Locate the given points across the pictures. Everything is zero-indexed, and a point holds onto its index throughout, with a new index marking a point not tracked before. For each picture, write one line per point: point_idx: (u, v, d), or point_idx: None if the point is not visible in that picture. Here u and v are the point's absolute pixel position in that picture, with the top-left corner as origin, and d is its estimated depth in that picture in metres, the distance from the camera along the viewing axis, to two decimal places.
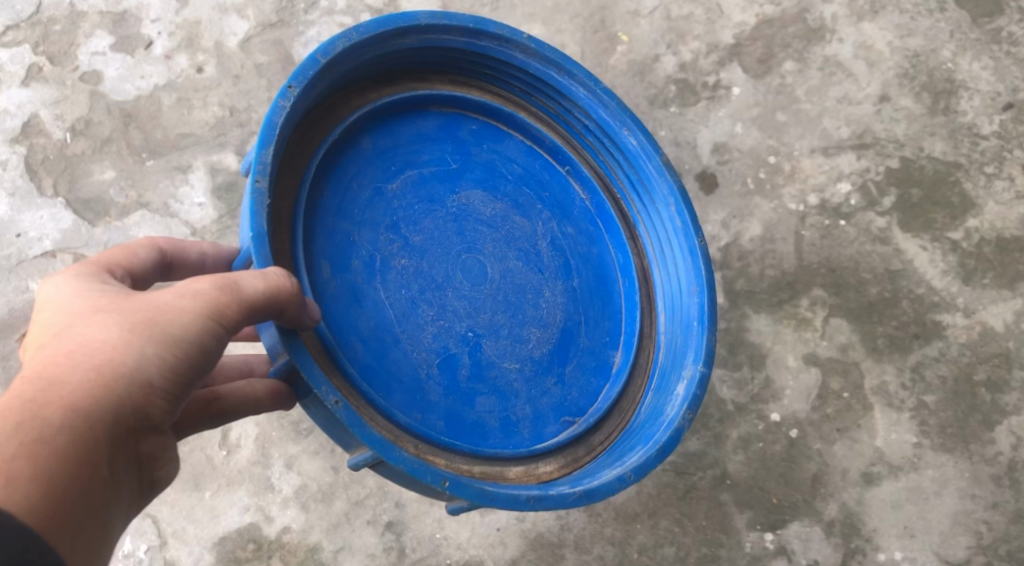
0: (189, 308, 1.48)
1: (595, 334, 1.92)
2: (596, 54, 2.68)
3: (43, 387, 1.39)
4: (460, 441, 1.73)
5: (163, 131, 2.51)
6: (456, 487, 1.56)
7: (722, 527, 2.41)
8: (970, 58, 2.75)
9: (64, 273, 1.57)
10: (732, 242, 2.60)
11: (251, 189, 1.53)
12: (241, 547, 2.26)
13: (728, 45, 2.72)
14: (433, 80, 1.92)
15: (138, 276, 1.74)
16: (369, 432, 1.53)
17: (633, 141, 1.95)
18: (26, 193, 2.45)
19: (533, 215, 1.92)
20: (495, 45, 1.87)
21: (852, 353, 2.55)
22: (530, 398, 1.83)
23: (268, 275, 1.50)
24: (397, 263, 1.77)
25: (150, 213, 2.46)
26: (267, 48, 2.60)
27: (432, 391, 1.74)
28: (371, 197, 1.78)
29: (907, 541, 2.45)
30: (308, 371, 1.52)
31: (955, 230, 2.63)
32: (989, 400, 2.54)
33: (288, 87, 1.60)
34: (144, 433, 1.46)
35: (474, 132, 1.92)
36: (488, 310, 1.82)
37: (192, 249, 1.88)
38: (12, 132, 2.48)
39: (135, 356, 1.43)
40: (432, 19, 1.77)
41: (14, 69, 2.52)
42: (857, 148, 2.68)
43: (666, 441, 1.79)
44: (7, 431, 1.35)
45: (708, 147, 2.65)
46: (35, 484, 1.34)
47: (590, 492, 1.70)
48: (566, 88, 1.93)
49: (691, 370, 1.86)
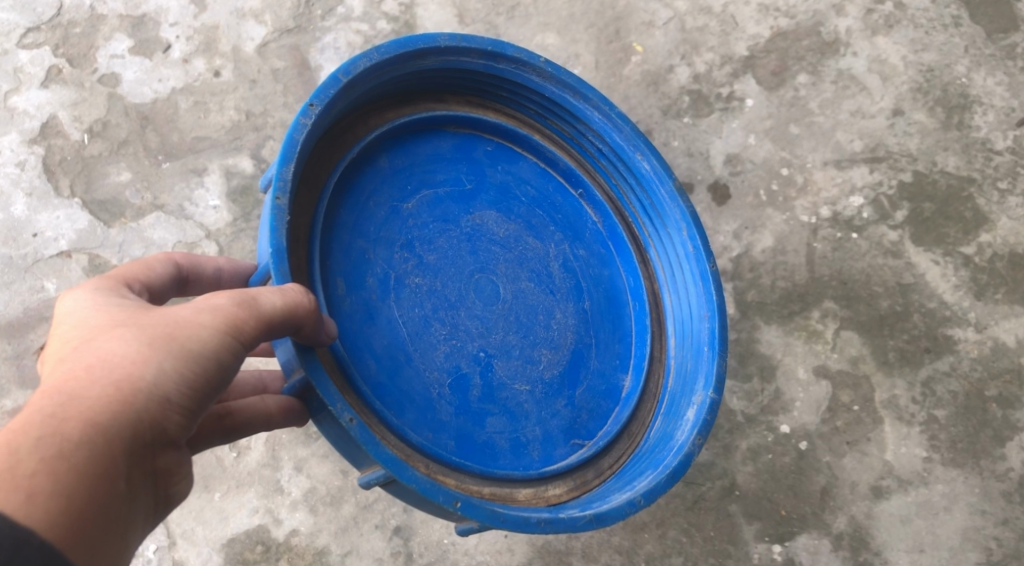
0: (207, 323, 1.49)
1: (605, 356, 1.92)
2: (611, 64, 2.70)
3: (63, 402, 1.39)
4: (470, 461, 1.72)
5: (180, 134, 2.53)
6: (468, 508, 1.55)
7: (730, 538, 2.41)
8: (984, 73, 2.75)
9: (83, 285, 1.58)
10: (743, 253, 2.60)
11: (271, 206, 1.54)
12: (249, 549, 2.26)
13: (742, 57, 2.73)
14: (449, 101, 1.92)
15: (155, 291, 1.75)
16: (383, 451, 1.52)
17: (646, 165, 1.96)
18: (43, 193, 2.47)
19: (545, 237, 1.92)
20: (514, 68, 1.89)
21: (863, 366, 2.55)
22: (540, 419, 1.82)
23: (286, 290, 1.51)
24: (411, 281, 1.77)
25: (165, 215, 2.48)
26: (284, 54, 2.63)
27: (443, 411, 1.73)
28: (386, 215, 1.78)
29: (916, 556, 2.43)
30: (323, 389, 1.52)
31: (967, 245, 2.63)
32: (1001, 416, 2.53)
33: (310, 105, 1.61)
34: (160, 448, 1.47)
35: (489, 153, 1.93)
36: (500, 330, 1.82)
37: (208, 265, 1.89)
38: (31, 133, 2.51)
39: (154, 371, 1.44)
40: (452, 41, 1.79)
41: (34, 71, 2.55)
42: (870, 161, 2.68)
43: (676, 466, 1.78)
44: (27, 445, 1.34)
45: (721, 158, 2.65)
46: (55, 499, 1.33)
47: (600, 516, 1.69)
48: (581, 111, 1.94)
49: (701, 396, 1.86)
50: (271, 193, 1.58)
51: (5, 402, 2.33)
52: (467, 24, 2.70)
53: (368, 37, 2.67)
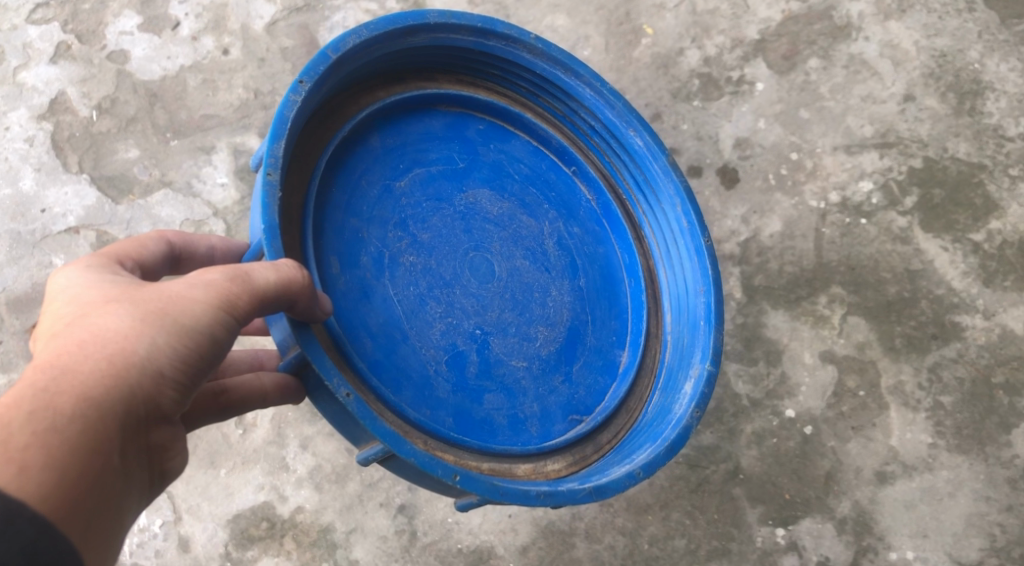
0: (200, 298, 1.48)
1: (602, 333, 1.92)
2: (620, 46, 2.69)
3: (56, 376, 1.39)
4: (469, 437, 1.72)
5: (188, 112, 2.53)
6: (467, 481, 1.55)
7: (734, 521, 2.41)
8: (998, 59, 2.73)
9: (75, 263, 1.56)
10: (751, 238, 2.60)
11: (263, 181, 1.52)
12: (254, 525, 2.28)
13: (753, 40, 2.72)
14: (439, 79, 1.91)
15: (147, 268, 1.74)
16: (381, 425, 1.51)
17: (639, 141, 1.96)
18: (52, 168, 2.47)
19: (540, 215, 1.91)
20: (504, 45, 1.88)
21: (869, 351, 2.54)
22: (537, 396, 1.82)
23: (280, 266, 1.49)
24: (405, 260, 1.75)
25: (173, 192, 2.48)
26: (293, 33, 2.62)
27: (440, 388, 1.73)
28: (380, 194, 1.76)
29: (919, 541, 2.44)
30: (320, 364, 1.51)
31: (977, 232, 2.62)
32: (1007, 403, 2.52)
33: (299, 82, 1.59)
34: (154, 424, 1.48)
35: (481, 132, 1.92)
36: (496, 308, 1.82)
37: (201, 244, 1.87)
38: (39, 108, 2.51)
39: (147, 346, 1.44)
40: (441, 18, 1.78)
41: (43, 47, 2.55)
42: (880, 147, 2.66)
43: (674, 438, 1.78)
44: (19, 419, 1.35)
45: (730, 142, 2.64)
46: (48, 472, 1.34)
47: (600, 489, 1.69)
48: (573, 88, 1.94)
49: (698, 369, 1.86)
50: (262, 169, 1.56)
51: (13, 375, 2.34)
52: (477, 5, 2.69)
53: (377, 16, 2.67)
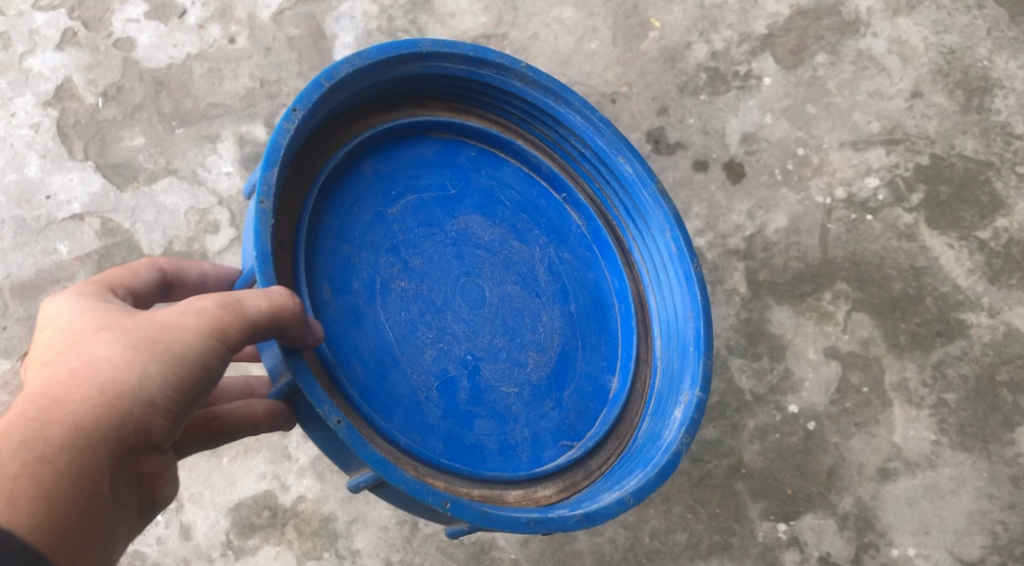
0: (191, 325, 1.47)
1: (592, 358, 1.90)
2: (628, 39, 2.68)
3: (47, 406, 1.37)
4: (459, 463, 1.70)
5: (193, 100, 2.53)
6: (458, 508, 1.53)
7: (735, 515, 2.41)
8: (1007, 56, 2.72)
9: (67, 290, 1.56)
10: (757, 233, 2.59)
11: (256, 209, 1.51)
12: (256, 514, 2.28)
13: (761, 35, 2.71)
14: (432, 106, 1.90)
15: (139, 296, 1.73)
16: (372, 452, 1.50)
17: (628, 168, 1.93)
18: (57, 155, 2.47)
19: (530, 241, 1.90)
20: (495, 74, 1.86)
21: (873, 348, 2.53)
22: (528, 422, 1.79)
23: (272, 293, 1.48)
24: (396, 286, 1.74)
25: (178, 180, 2.48)
26: (299, 22, 2.62)
27: (431, 413, 1.71)
28: (371, 220, 1.75)
29: (921, 538, 2.43)
30: (310, 391, 1.49)
31: (983, 229, 2.61)
32: (1011, 401, 2.52)
33: (293, 110, 1.58)
34: (145, 452, 1.45)
35: (473, 158, 1.90)
36: (487, 334, 1.80)
37: (193, 271, 1.87)
38: (45, 95, 2.50)
39: (138, 374, 1.42)
40: (433, 47, 1.76)
41: (50, 33, 2.55)
42: (887, 143, 2.66)
43: (664, 464, 1.76)
44: (10, 449, 1.33)
45: (737, 136, 2.64)
46: (38, 503, 1.32)
47: (590, 515, 1.66)
48: (563, 116, 1.92)
49: (688, 395, 1.83)
50: (255, 196, 1.55)
51: (16, 361, 2.34)
52: None
53: (384, 5, 2.66)
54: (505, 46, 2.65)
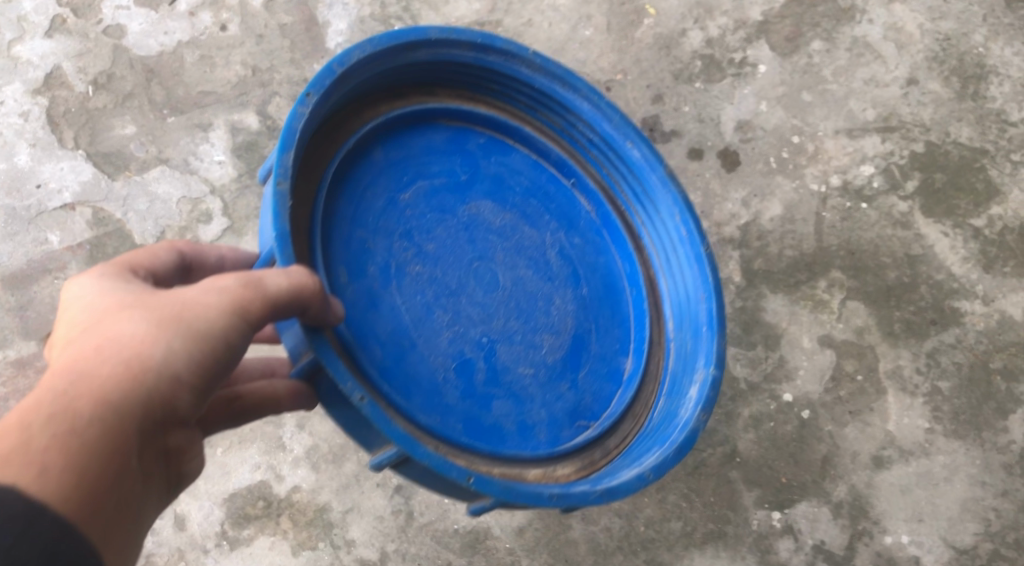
0: (214, 304, 1.43)
1: (606, 341, 1.89)
2: (622, 26, 2.67)
3: (74, 380, 1.36)
4: (479, 442, 1.68)
5: (185, 88, 2.50)
6: (482, 483, 1.51)
7: (730, 504, 2.42)
8: (1002, 43, 2.72)
9: (89, 270, 1.54)
10: (752, 221, 2.58)
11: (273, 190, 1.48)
12: (250, 504, 2.28)
13: (756, 22, 2.70)
14: (440, 94, 1.88)
15: (159, 278, 1.68)
16: (396, 428, 1.48)
17: (637, 153, 1.95)
18: (47, 144, 2.45)
19: (541, 225, 1.89)
20: (504, 61, 1.85)
21: (868, 336, 2.54)
22: (545, 403, 1.78)
23: (291, 271, 1.44)
24: (411, 269, 1.72)
25: (170, 169, 2.46)
26: (292, 9, 2.59)
27: (449, 395, 1.69)
28: (384, 206, 1.74)
29: (914, 525, 2.44)
30: (334, 369, 1.48)
31: (978, 217, 2.61)
32: (1004, 388, 2.53)
33: (306, 94, 1.56)
34: (172, 426, 1.44)
35: (482, 146, 1.89)
36: (502, 316, 1.78)
37: (213, 252, 1.81)
38: (35, 82, 2.48)
39: (164, 350, 1.40)
40: (442, 34, 1.75)
41: (38, 20, 2.52)
42: (882, 131, 2.65)
43: (682, 440, 1.74)
44: (39, 422, 1.33)
45: (732, 124, 2.63)
46: (67, 476, 1.31)
47: (612, 490, 1.65)
48: (571, 102, 1.91)
49: (703, 373, 1.83)
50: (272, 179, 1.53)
51: (8, 352, 2.32)
52: None
53: None
54: (499, 33, 2.63)
